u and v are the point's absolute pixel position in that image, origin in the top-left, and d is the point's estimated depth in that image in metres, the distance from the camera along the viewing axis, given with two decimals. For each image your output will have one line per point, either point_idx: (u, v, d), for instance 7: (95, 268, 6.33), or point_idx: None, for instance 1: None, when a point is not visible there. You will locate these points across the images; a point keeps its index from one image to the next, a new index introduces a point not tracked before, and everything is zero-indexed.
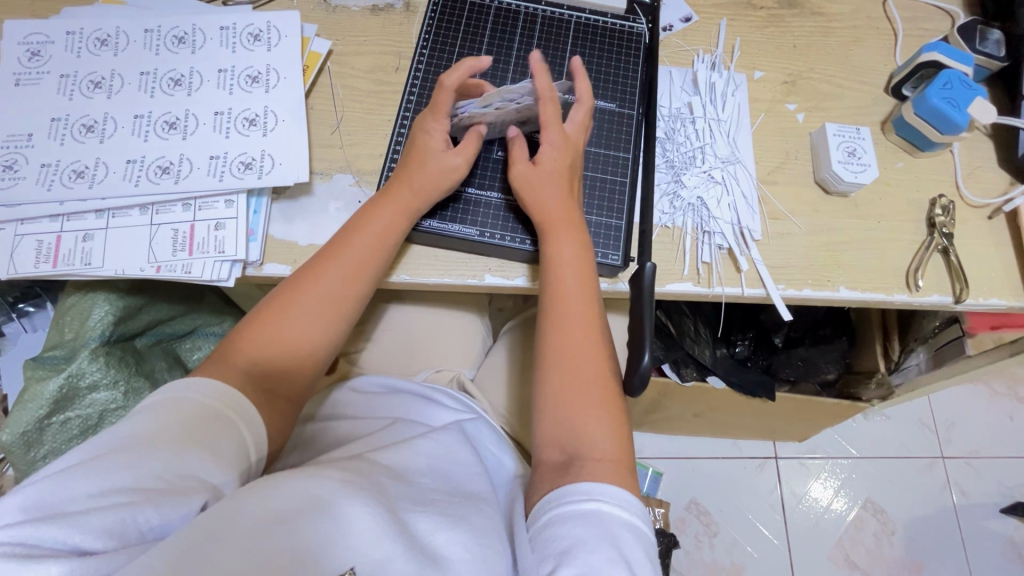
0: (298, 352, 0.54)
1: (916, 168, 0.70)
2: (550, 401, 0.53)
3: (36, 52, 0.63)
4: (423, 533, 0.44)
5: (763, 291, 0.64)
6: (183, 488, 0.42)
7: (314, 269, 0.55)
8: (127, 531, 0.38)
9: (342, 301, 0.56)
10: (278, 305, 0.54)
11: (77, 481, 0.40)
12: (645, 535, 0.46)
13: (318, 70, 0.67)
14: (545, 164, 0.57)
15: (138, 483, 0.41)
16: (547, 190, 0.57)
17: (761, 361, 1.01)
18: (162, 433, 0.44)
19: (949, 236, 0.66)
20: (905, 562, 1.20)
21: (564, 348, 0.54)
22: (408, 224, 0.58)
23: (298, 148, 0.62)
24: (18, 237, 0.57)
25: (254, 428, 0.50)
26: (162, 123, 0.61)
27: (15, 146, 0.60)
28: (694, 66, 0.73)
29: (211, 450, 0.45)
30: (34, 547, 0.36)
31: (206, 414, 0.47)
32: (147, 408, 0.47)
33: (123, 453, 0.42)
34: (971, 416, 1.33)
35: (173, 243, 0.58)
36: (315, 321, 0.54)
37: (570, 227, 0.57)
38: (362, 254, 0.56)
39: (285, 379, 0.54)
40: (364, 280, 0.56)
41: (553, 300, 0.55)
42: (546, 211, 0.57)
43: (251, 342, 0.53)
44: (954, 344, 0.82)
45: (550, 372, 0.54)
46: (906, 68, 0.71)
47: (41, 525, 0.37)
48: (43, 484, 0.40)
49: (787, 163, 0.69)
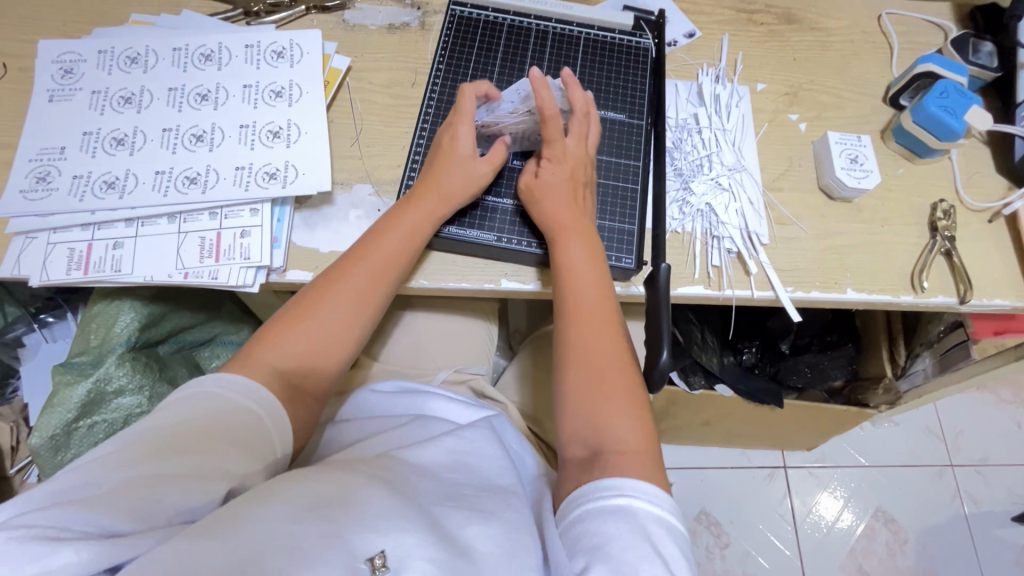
0: (325, 351, 0.55)
1: (917, 174, 0.72)
2: (575, 397, 0.54)
3: (69, 70, 0.66)
4: (455, 527, 0.44)
5: (772, 292, 0.65)
6: (209, 476, 0.43)
7: (341, 271, 0.57)
8: (154, 514, 0.39)
9: (368, 303, 0.57)
10: (306, 305, 0.56)
11: (108, 469, 0.42)
12: (677, 530, 0.46)
13: (338, 85, 0.70)
14: (557, 168, 0.60)
15: (166, 471, 0.42)
16: (565, 194, 0.60)
17: (768, 369, 1.02)
18: (189, 426, 0.46)
19: (952, 238, 0.67)
20: (918, 572, 1.19)
21: (587, 346, 0.55)
22: (432, 229, 0.60)
23: (320, 159, 0.64)
24: (50, 245, 0.59)
25: (278, 424, 0.50)
26: (190, 136, 0.64)
27: (48, 159, 0.62)
28: (698, 78, 0.76)
29: (236, 443, 0.46)
30: (62, 531, 0.36)
31: (232, 408, 0.48)
32: (172, 400, 0.48)
33: (151, 446, 0.44)
34: (978, 423, 1.33)
35: (200, 250, 0.60)
36: (341, 320, 0.56)
37: (586, 231, 0.59)
38: (388, 257, 0.58)
39: (312, 377, 0.54)
40: (388, 281, 0.58)
41: (572, 300, 0.57)
42: (564, 214, 0.59)
43: (281, 341, 0.54)
44: (959, 349, 0.83)
45: (573, 370, 0.55)
46: (903, 78, 0.74)
47: (72, 509, 0.38)
48: (77, 474, 0.42)
49: (791, 170, 0.71)
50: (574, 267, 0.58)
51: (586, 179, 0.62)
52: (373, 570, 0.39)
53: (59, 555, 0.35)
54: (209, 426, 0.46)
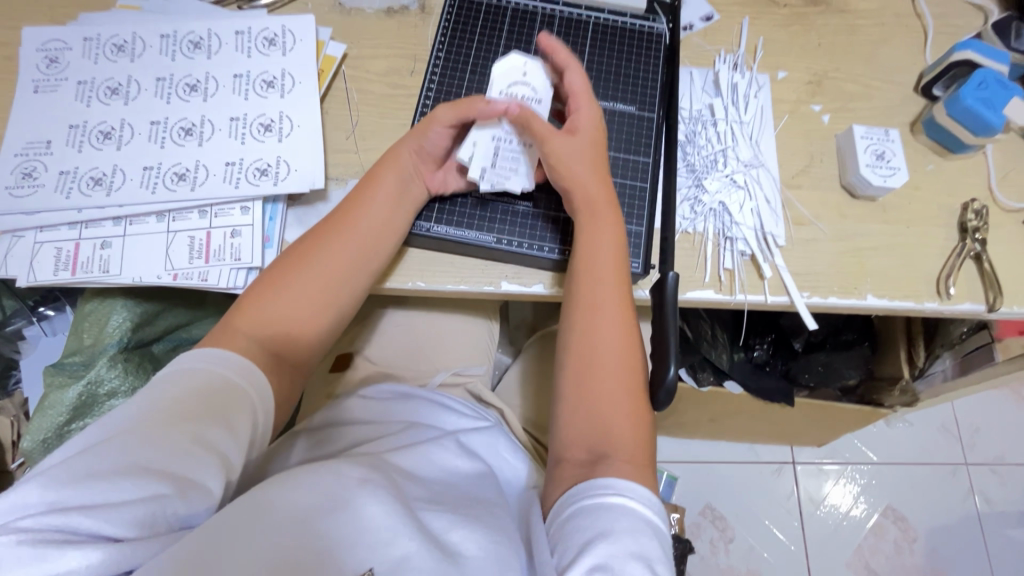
0: (309, 319, 0.53)
1: (948, 171, 0.67)
2: (590, 395, 0.52)
3: (54, 58, 0.64)
4: (439, 530, 0.44)
5: (787, 298, 0.62)
6: (208, 467, 0.41)
7: (324, 238, 0.55)
8: (156, 522, 0.37)
9: (351, 270, 0.55)
10: (288, 274, 0.53)
11: (102, 460, 0.38)
12: (666, 539, 0.45)
13: (333, 74, 0.66)
14: (584, 133, 0.56)
15: (164, 464, 0.39)
16: (581, 166, 0.55)
17: (780, 367, 0.97)
18: (182, 412, 0.43)
19: (982, 241, 0.63)
20: (926, 571, 1.18)
21: (597, 336, 0.53)
22: (409, 195, 0.58)
23: (313, 153, 0.61)
24: (37, 245, 0.58)
25: (264, 402, 0.48)
26: (178, 130, 0.61)
27: (34, 154, 0.60)
28: (715, 66, 0.71)
29: (230, 428, 0.44)
30: (66, 534, 0.35)
31: (228, 392, 0.46)
32: (155, 381, 0.45)
33: (143, 433, 0.41)
34: (996, 422, 1.29)
35: (189, 250, 0.58)
36: (325, 285, 0.54)
37: (609, 209, 0.56)
38: (377, 225, 0.56)
39: (292, 341, 0.52)
40: (379, 252, 0.56)
41: (588, 289, 0.54)
42: (588, 195, 0.55)
43: (261, 313, 0.51)
44: (982, 350, 0.80)
45: (586, 361, 0.53)
46: (937, 66, 0.69)
47: (74, 513, 0.36)
48: (69, 465, 0.38)
49: (812, 166, 0.67)
50: (595, 256, 0.55)
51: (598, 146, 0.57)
52: None
53: (66, 560, 0.34)
54: (203, 407, 0.44)
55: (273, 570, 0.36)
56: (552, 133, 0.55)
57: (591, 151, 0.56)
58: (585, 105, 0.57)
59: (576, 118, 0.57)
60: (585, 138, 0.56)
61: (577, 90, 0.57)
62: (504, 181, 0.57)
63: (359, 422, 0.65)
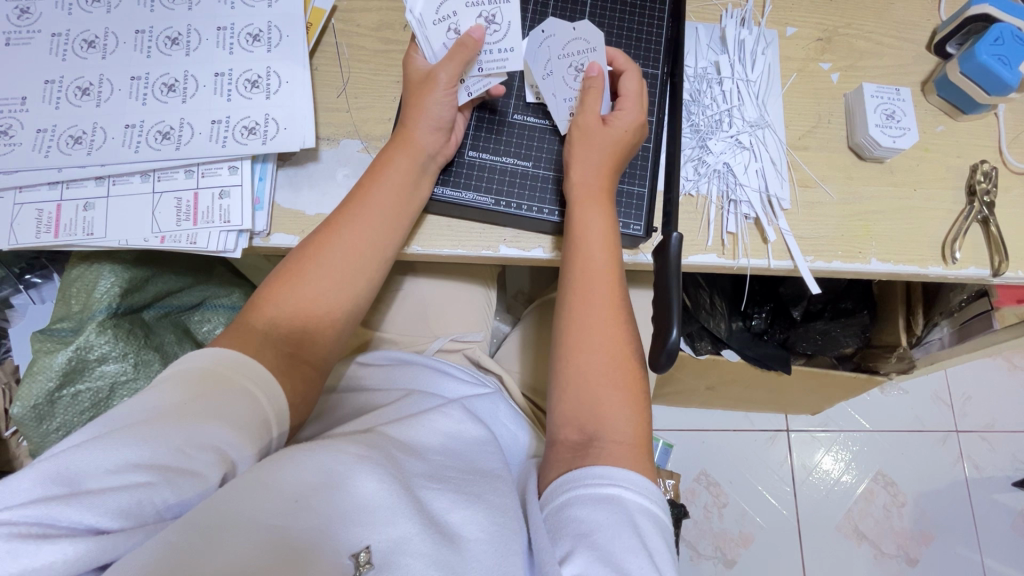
0: (320, 315, 0.52)
1: (958, 133, 0.66)
2: (591, 386, 0.51)
3: (25, 9, 0.60)
4: (439, 510, 0.43)
5: (790, 262, 0.61)
6: (200, 462, 0.39)
7: (330, 226, 0.53)
8: (142, 512, 0.36)
9: (364, 260, 0.53)
10: (296, 269, 0.51)
11: (92, 454, 0.37)
12: (664, 525, 0.44)
13: (322, 28, 0.63)
14: (616, 128, 0.55)
15: (155, 458, 0.38)
16: (590, 154, 0.55)
17: (777, 335, 0.96)
18: (181, 407, 0.41)
19: (991, 204, 0.62)
20: (914, 533, 1.20)
21: (600, 327, 0.52)
22: (419, 179, 0.56)
23: (301, 111, 0.58)
24: (17, 206, 0.56)
25: (269, 391, 0.46)
26: (161, 86, 0.59)
27: (9, 111, 0.58)
28: (722, 21, 0.68)
29: (229, 420, 0.42)
30: (48, 527, 0.34)
31: (225, 383, 0.44)
32: (160, 381, 0.44)
33: (138, 429, 0.39)
34: (987, 389, 1.30)
35: (177, 212, 0.56)
36: (335, 279, 0.52)
37: (601, 202, 0.55)
38: (386, 211, 0.54)
39: (308, 343, 0.51)
40: (388, 240, 0.54)
41: (586, 277, 0.53)
42: (584, 183, 0.55)
43: (274, 312, 0.50)
44: (980, 319, 0.79)
45: (592, 352, 0.51)
46: (952, 22, 0.66)
47: (56, 503, 0.35)
48: (58, 458, 0.37)
49: (819, 127, 0.65)
50: (590, 241, 0.54)
51: (633, 148, 0.56)
52: (358, 566, 0.38)
53: (45, 553, 0.33)
54: (204, 403, 0.42)
55: (269, 558, 0.36)
56: (587, 112, 0.56)
57: (619, 146, 0.55)
58: (630, 108, 0.56)
59: (616, 115, 0.56)
60: (616, 135, 0.55)
61: (630, 87, 0.57)
62: (503, 64, 0.54)
63: (359, 390, 0.65)
